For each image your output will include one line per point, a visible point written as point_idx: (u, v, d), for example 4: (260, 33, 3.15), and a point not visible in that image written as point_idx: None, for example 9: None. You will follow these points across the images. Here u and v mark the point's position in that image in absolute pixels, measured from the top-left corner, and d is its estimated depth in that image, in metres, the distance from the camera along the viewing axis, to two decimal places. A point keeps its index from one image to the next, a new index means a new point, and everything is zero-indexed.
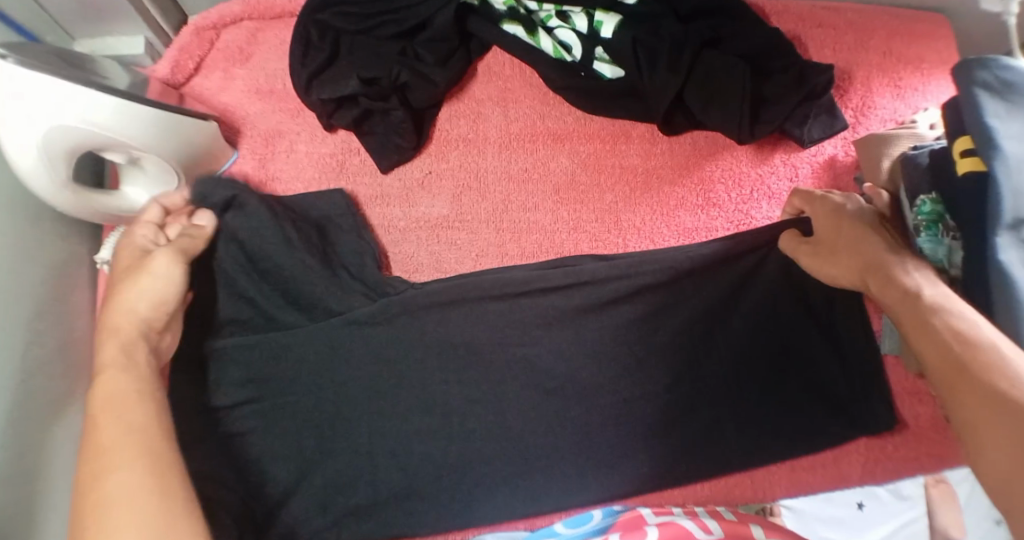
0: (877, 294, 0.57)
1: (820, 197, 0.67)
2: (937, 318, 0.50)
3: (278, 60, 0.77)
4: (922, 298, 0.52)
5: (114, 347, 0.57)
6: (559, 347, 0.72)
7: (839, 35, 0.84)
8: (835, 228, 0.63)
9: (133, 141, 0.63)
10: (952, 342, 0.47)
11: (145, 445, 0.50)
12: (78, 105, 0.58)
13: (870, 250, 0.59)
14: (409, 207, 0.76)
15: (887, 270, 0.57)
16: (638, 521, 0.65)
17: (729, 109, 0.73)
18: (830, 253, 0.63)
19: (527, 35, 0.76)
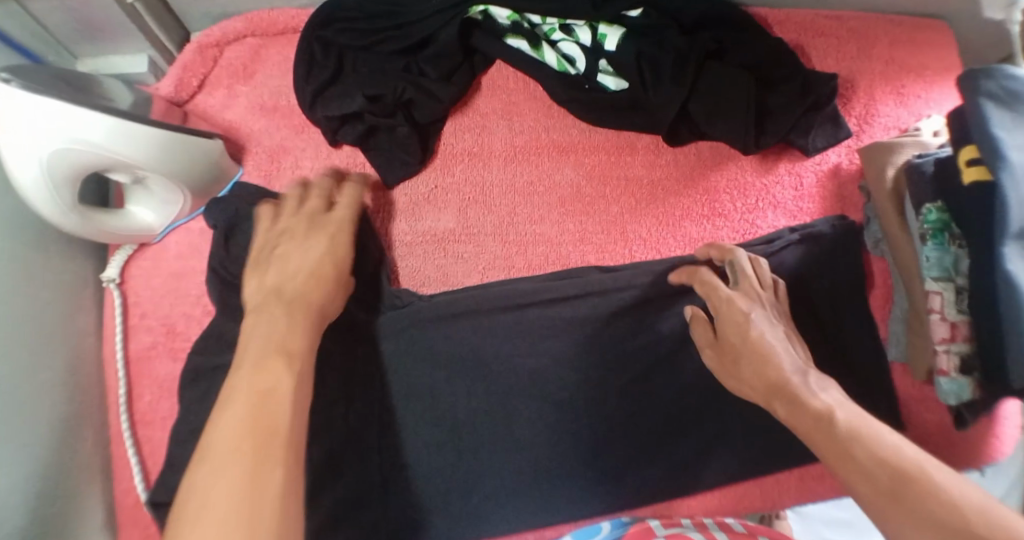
0: (786, 416, 0.57)
1: (725, 298, 0.66)
2: (853, 440, 0.51)
3: (282, 76, 0.77)
4: (836, 423, 0.53)
5: (302, 272, 0.58)
6: (567, 356, 0.71)
7: (842, 43, 0.84)
8: (740, 337, 0.63)
9: (137, 162, 0.62)
10: (879, 468, 0.48)
11: (273, 391, 0.47)
12: (81, 129, 0.58)
13: (773, 371, 0.60)
14: (415, 221, 0.75)
15: (793, 392, 0.58)
16: (647, 533, 0.66)
17: (735, 121, 0.73)
18: (735, 366, 0.64)
19: (532, 50, 0.75)
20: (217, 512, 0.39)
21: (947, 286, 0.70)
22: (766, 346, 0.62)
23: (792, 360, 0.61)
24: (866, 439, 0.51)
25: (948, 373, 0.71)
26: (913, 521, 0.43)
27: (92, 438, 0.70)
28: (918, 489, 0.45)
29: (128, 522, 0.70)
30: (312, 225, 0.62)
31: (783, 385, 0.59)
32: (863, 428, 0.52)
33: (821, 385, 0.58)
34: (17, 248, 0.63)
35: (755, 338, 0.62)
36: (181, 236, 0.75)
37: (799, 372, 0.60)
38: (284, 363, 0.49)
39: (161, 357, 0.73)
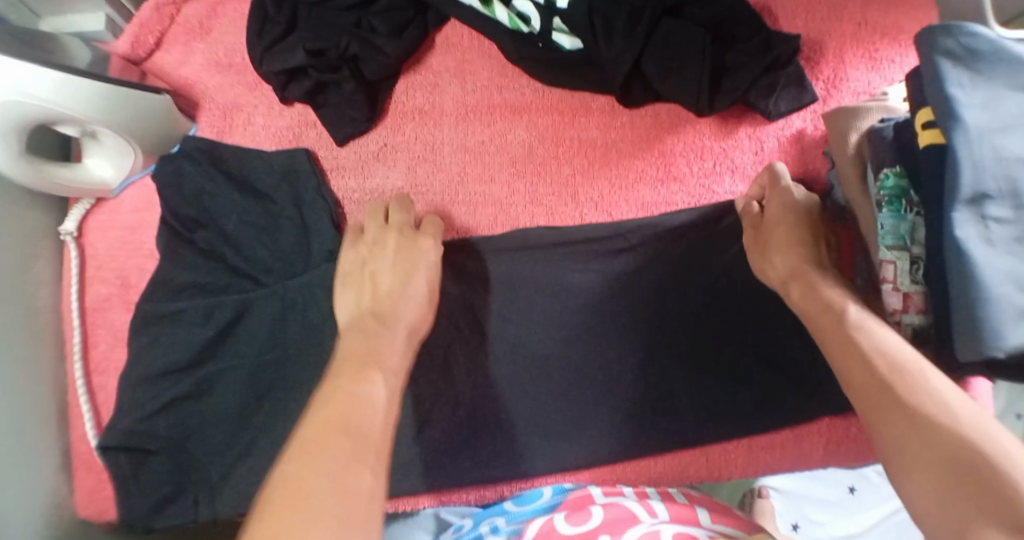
0: (799, 300, 0.61)
1: (782, 188, 0.67)
2: (858, 331, 0.54)
3: (237, 34, 0.77)
4: (847, 312, 0.56)
5: (364, 369, 0.55)
6: (506, 308, 0.74)
7: (811, 4, 0.81)
8: (778, 223, 0.66)
9: (81, 115, 0.63)
10: (876, 359, 0.51)
11: (362, 370, 0.55)
12: (21, 81, 0.59)
13: (799, 260, 0.63)
14: (364, 179, 0.75)
15: (811, 280, 0.61)
16: (584, 500, 0.66)
17: (688, 81, 0.72)
18: (765, 249, 0.66)
19: (482, 6, 0.74)
20: (299, 489, 0.42)
21: (901, 255, 0.68)
22: (796, 235, 0.64)
23: (820, 256, 0.63)
24: (871, 331, 0.53)
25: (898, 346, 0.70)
26: (896, 409, 0.47)
27: (52, 383, 0.72)
28: (909, 382, 0.48)
29: (84, 465, 0.73)
30: (359, 366, 0.55)
31: (805, 274, 0.62)
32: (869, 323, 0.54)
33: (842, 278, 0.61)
34: None
35: (799, 228, 0.65)
36: (137, 190, 0.76)
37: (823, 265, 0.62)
38: (380, 373, 0.55)
39: (115, 308, 0.75)
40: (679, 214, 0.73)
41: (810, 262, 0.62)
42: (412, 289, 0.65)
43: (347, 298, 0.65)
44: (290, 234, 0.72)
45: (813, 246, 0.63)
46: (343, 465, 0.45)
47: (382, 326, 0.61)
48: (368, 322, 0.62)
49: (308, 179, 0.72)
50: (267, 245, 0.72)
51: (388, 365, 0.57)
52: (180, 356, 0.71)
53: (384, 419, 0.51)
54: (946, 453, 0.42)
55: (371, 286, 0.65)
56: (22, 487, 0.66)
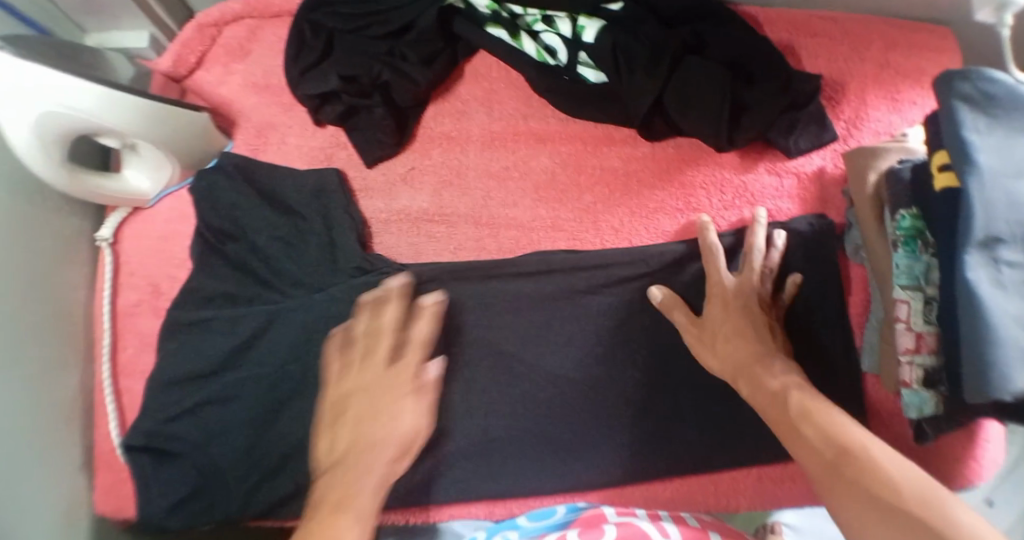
0: (749, 393, 0.65)
1: (717, 281, 0.71)
2: (802, 415, 0.58)
3: (274, 57, 0.80)
4: (790, 403, 0.60)
5: (335, 509, 0.54)
6: (521, 329, 0.76)
7: (834, 46, 0.83)
8: (721, 320, 0.69)
9: (121, 129, 0.66)
10: (825, 447, 0.55)
11: (339, 507, 0.54)
12: (72, 96, 0.62)
13: (742, 353, 0.66)
14: (390, 200, 0.78)
15: (755, 371, 0.65)
16: (597, 520, 0.67)
17: (707, 118, 0.74)
18: (712, 344, 0.69)
19: (511, 38, 0.77)
20: None
21: (915, 295, 0.70)
22: (739, 328, 0.68)
23: (761, 347, 0.66)
24: (816, 418, 0.57)
25: (910, 385, 0.70)
26: (849, 492, 0.50)
27: (79, 382, 0.75)
28: (857, 463, 0.52)
29: (105, 464, 0.76)
30: (334, 510, 0.54)
31: (749, 366, 0.65)
32: (811, 406, 0.58)
33: (781, 366, 0.64)
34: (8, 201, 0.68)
35: (741, 324, 0.68)
36: (171, 202, 0.79)
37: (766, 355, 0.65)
38: (350, 520, 0.53)
39: (144, 315, 0.78)
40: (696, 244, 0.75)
41: (754, 355, 0.66)
42: (397, 425, 0.61)
43: (326, 436, 0.61)
44: (317, 250, 0.75)
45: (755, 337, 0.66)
46: None
47: (359, 461, 0.58)
48: (346, 457, 0.58)
49: (337, 198, 0.75)
50: (298, 259, 0.75)
51: (363, 513, 0.54)
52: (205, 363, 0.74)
53: None
54: (903, 526, 0.46)
55: (345, 414, 0.61)
56: (43, 482, 0.68)
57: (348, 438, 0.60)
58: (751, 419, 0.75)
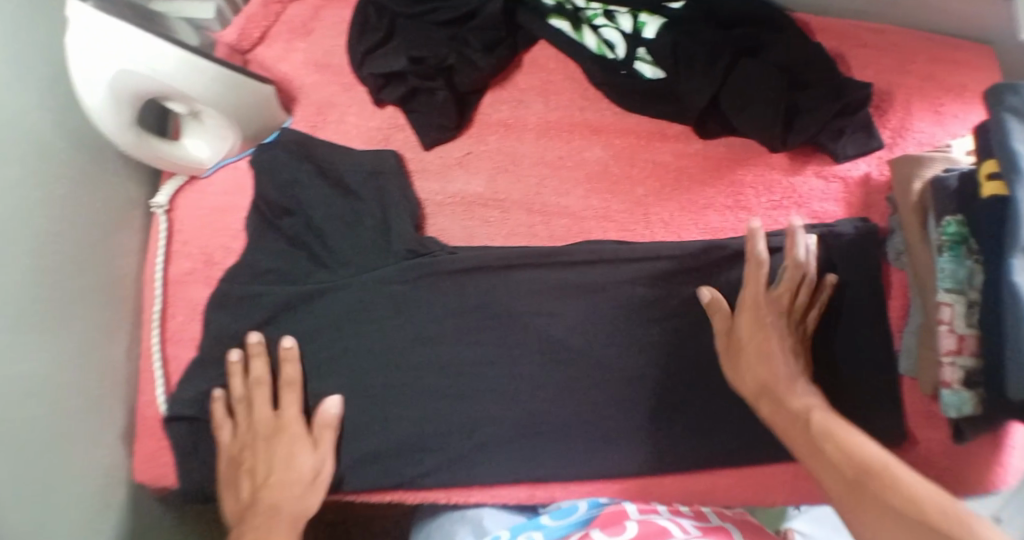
0: (771, 416, 0.67)
1: (753, 293, 0.72)
2: (823, 434, 0.61)
3: (336, 37, 0.81)
4: (812, 425, 0.62)
5: None
6: (567, 317, 0.76)
7: (882, 56, 0.85)
8: (750, 333, 0.71)
9: (195, 93, 0.67)
10: (846, 464, 0.57)
11: None
12: (153, 59, 0.63)
13: (768, 372, 0.69)
14: (445, 183, 0.79)
15: (778, 394, 0.67)
16: (618, 517, 0.72)
17: (762, 119, 0.75)
18: (737, 357, 0.71)
19: (573, 31, 0.79)
20: None
21: (958, 299, 0.71)
22: (768, 344, 0.70)
23: (789, 369, 0.69)
24: (839, 437, 0.59)
25: (951, 386, 0.72)
26: (868, 507, 0.52)
27: (127, 347, 0.76)
28: (877, 479, 0.53)
29: (147, 432, 0.75)
30: None
31: (772, 388, 0.68)
32: (834, 427, 0.61)
33: (803, 388, 0.67)
34: (71, 162, 0.69)
35: (772, 348, 0.70)
36: (229, 173, 0.79)
37: (790, 378, 0.69)
38: None
39: (196, 282, 0.78)
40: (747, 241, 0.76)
41: (775, 378, 0.68)
42: (309, 494, 0.70)
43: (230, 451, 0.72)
44: (371, 230, 0.75)
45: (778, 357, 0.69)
46: None
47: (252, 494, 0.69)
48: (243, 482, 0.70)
49: (394, 179, 0.76)
50: (351, 233, 0.75)
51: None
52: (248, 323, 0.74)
53: None
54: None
55: (260, 470, 0.70)
56: (89, 442, 0.69)
57: (261, 489, 0.69)
58: None
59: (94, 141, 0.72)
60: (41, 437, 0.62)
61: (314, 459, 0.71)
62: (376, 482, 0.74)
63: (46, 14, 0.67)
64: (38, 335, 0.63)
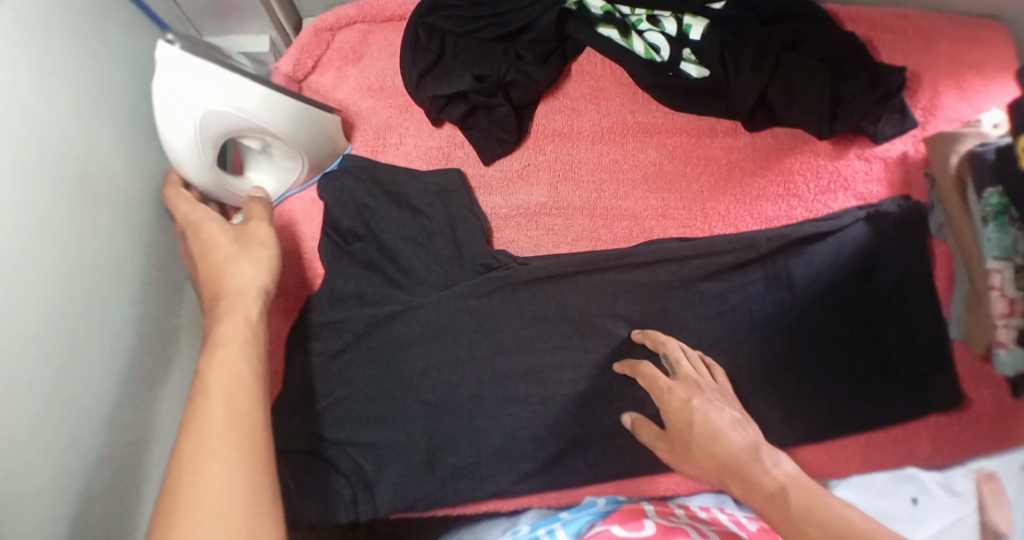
0: (748, 503, 0.54)
1: (665, 387, 0.68)
2: (806, 513, 0.47)
3: (387, 60, 0.84)
4: (790, 500, 0.49)
5: (232, 316, 0.58)
6: (639, 315, 0.78)
7: (909, 40, 0.89)
8: (685, 425, 0.64)
9: (273, 130, 0.69)
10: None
11: (248, 338, 0.57)
12: (236, 98, 0.64)
13: (720, 452, 0.60)
14: (509, 196, 0.82)
15: (745, 473, 0.56)
16: (636, 514, 0.69)
17: (809, 111, 0.79)
18: (686, 451, 0.64)
19: (621, 38, 0.82)
20: (206, 512, 0.43)
21: (1007, 265, 0.74)
22: (705, 428, 0.62)
23: (740, 437, 0.60)
24: (817, 509, 0.47)
25: (1006, 346, 0.75)
26: None
27: None
28: None
29: None
30: (241, 342, 0.56)
31: (737, 467, 0.57)
32: (813, 501, 0.48)
33: (774, 459, 0.55)
34: (146, 207, 0.70)
35: (698, 421, 0.63)
36: (296, 204, 0.82)
37: (752, 450, 0.57)
38: (224, 342, 0.56)
39: (274, 313, 0.80)
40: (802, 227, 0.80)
41: (740, 451, 0.58)
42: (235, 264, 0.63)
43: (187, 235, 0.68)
44: (443, 247, 0.77)
45: (721, 433, 0.61)
46: (209, 514, 0.43)
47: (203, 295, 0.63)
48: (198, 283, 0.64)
49: (460, 197, 0.78)
50: (421, 251, 0.77)
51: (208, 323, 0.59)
52: (331, 344, 0.76)
53: (222, 477, 0.45)
54: None
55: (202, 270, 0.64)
56: None
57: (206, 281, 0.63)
58: (854, 389, 0.81)
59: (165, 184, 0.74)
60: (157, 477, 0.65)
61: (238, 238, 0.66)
62: (469, 494, 0.75)
63: (125, 72, 0.70)
64: (134, 380, 0.64)
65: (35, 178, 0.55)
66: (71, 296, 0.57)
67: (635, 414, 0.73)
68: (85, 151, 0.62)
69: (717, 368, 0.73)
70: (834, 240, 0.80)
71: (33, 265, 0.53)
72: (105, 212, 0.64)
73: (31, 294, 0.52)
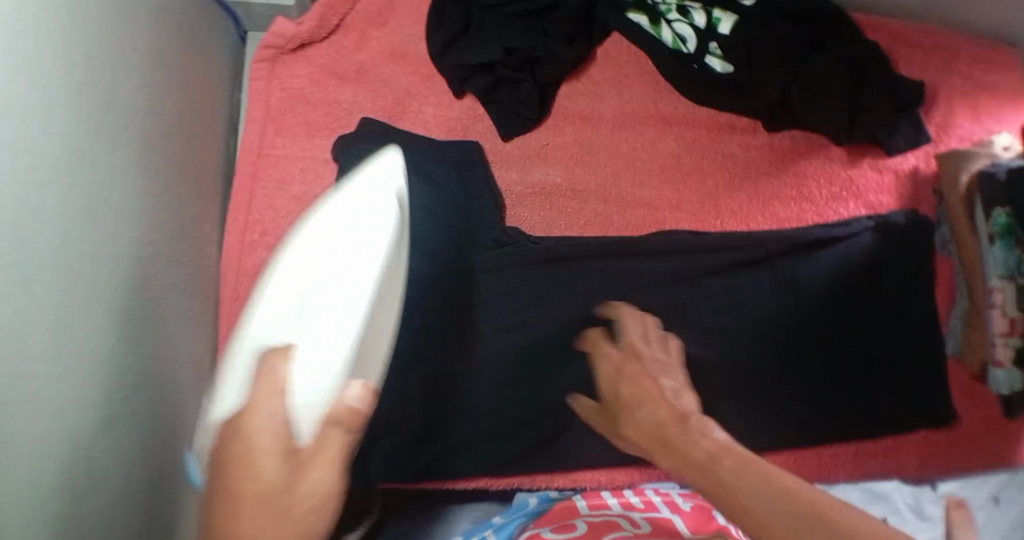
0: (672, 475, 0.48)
1: (602, 352, 0.66)
2: (764, 499, 0.38)
3: (411, 27, 0.87)
4: (731, 482, 0.41)
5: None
6: (645, 301, 0.77)
7: (929, 55, 0.89)
8: (614, 393, 0.60)
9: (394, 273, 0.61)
10: (767, 518, 0.37)
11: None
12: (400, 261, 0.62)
13: (648, 420, 0.54)
14: (525, 173, 0.82)
15: (671, 441, 0.49)
16: (569, 513, 0.66)
17: (830, 113, 0.80)
18: (617, 422, 0.59)
19: (650, 25, 0.84)
20: None
21: (1008, 285, 0.74)
22: (637, 399, 0.57)
23: (666, 404, 0.54)
24: (770, 488, 0.38)
25: (1003, 365, 0.76)
26: None
27: (205, 336, 0.78)
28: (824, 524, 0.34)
29: None
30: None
31: (668, 438, 0.50)
32: (752, 474, 0.40)
33: (701, 428, 0.49)
34: (156, 143, 0.69)
35: (624, 393, 0.58)
36: (308, 164, 0.82)
37: (680, 419, 0.51)
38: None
39: None
40: (811, 232, 0.80)
41: (666, 419, 0.52)
42: (306, 480, 0.40)
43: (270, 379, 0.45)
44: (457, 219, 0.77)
45: (647, 398, 0.56)
46: None
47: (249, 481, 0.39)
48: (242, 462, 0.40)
49: (475, 167, 0.79)
50: (433, 218, 0.76)
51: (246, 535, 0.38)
52: None
53: None
54: None
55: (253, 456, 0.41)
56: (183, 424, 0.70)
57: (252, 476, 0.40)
58: (852, 397, 0.80)
59: (170, 124, 0.72)
60: (149, 421, 0.63)
61: (295, 478, 0.39)
62: (462, 471, 0.73)
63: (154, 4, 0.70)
64: (137, 320, 0.63)
65: (60, 97, 0.53)
66: (87, 222, 0.56)
67: (581, 398, 0.69)
68: (109, 79, 0.61)
69: (673, 339, 0.69)
70: (840, 248, 0.81)
71: (51, 185, 0.51)
72: (120, 148, 0.62)
73: (53, 213, 0.51)
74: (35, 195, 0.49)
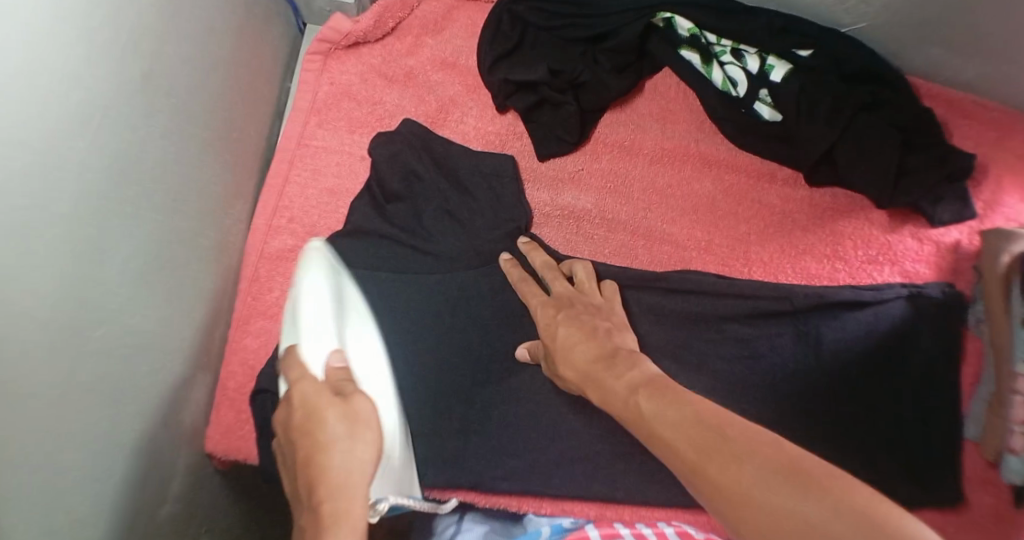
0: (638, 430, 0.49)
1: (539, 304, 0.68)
2: (739, 448, 0.40)
3: (463, 39, 0.88)
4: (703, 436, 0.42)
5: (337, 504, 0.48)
6: (658, 339, 0.76)
7: (985, 129, 0.85)
8: (556, 340, 0.63)
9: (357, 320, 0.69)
10: (740, 467, 0.39)
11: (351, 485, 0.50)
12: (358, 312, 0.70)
13: (608, 379, 0.55)
14: (555, 194, 0.82)
15: (641, 392, 0.50)
16: None
17: (875, 173, 0.79)
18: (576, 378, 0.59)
19: (701, 64, 0.84)
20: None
21: None
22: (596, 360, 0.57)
23: (628, 363, 0.55)
24: (738, 437, 0.41)
25: (1018, 452, 0.73)
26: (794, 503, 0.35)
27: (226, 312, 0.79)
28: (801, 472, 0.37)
29: (225, 399, 0.76)
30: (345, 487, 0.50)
31: (633, 395, 0.51)
32: (722, 425, 0.43)
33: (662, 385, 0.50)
34: (200, 114, 0.71)
35: (560, 335, 0.62)
36: (345, 159, 0.84)
37: (608, 357, 0.57)
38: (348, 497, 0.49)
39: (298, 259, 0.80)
40: (841, 292, 0.78)
41: (631, 380, 0.53)
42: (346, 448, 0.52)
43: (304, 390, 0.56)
44: (479, 230, 0.77)
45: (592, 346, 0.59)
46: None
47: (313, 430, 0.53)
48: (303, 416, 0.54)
49: (506, 184, 0.79)
50: (459, 227, 0.77)
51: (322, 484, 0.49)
52: None
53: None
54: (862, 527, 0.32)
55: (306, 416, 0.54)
56: (185, 393, 0.70)
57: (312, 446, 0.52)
58: (866, 465, 0.75)
59: (217, 99, 0.74)
60: (153, 383, 0.64)
61: (344, 405, 0.55)
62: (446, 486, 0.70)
63: None
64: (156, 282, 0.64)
65: (112, 56, 0.55)
66: (117, 182, 0.57)
67: (531, 345, 0.70)
68: (159, 42, 0.62)
69: (610, 282, 0.73)
70: (869, 312, 0.78)
71: (91, 142, 0.52)
72: (161, 112, 0.63)
73: (84, 168, 0.52)
74: (65, 144, 0.49)
